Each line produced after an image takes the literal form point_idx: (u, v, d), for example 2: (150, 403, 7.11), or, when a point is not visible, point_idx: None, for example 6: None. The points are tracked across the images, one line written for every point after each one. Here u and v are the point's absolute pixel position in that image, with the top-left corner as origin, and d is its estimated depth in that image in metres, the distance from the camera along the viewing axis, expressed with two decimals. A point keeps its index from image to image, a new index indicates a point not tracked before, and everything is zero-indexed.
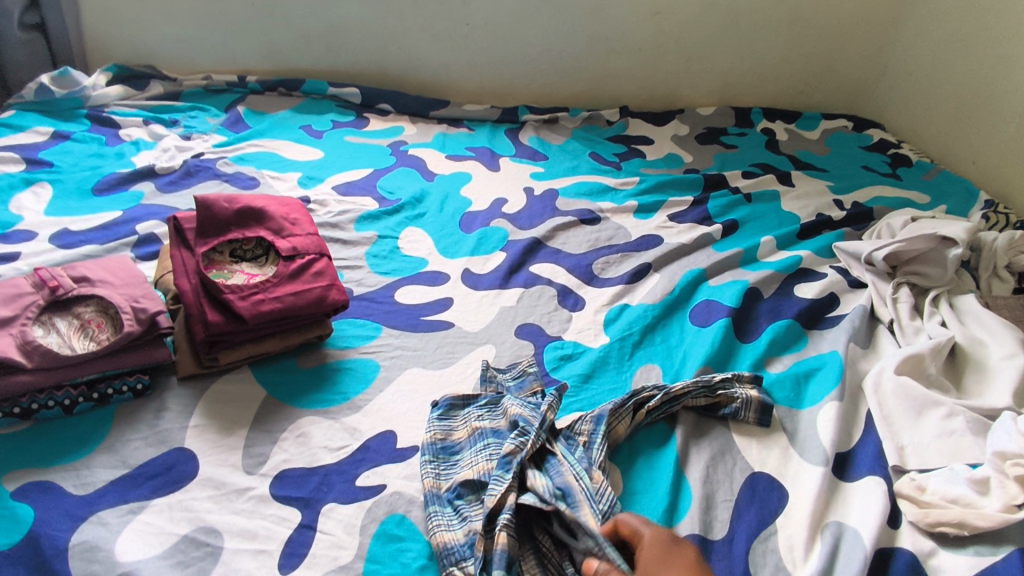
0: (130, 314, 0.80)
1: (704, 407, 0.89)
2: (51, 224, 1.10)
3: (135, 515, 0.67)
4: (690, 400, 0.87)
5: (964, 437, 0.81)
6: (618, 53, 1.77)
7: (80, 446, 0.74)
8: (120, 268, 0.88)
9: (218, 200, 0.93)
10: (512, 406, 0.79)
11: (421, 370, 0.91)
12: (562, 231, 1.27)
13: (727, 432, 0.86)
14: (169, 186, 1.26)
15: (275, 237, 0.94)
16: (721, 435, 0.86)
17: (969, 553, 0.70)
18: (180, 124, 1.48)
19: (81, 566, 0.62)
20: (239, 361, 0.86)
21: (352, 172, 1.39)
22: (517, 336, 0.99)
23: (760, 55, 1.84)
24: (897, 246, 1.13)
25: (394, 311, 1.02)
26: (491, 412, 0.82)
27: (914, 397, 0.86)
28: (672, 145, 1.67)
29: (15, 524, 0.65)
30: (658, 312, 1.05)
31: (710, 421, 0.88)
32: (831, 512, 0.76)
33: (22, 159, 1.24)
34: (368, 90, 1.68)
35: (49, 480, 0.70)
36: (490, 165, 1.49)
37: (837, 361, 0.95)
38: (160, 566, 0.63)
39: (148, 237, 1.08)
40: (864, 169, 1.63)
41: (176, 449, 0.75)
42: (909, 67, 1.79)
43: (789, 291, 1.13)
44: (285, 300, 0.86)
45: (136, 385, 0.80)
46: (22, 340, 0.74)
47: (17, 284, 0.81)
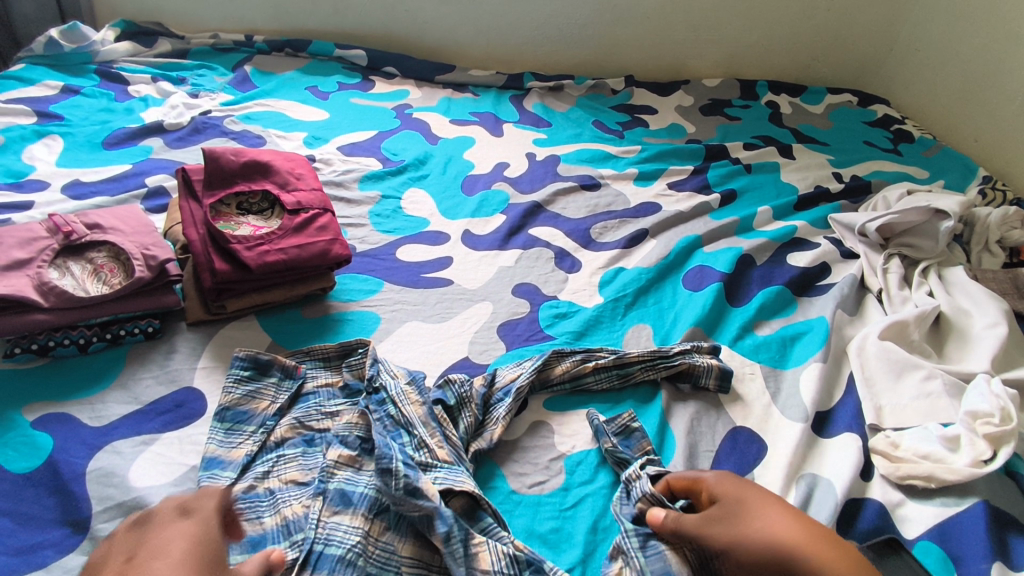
0: (141, 261, 0.83)
1: (670, 376, 0.89)
2: (63, 175, 1.13)
3: (147, 446, 0.71)
4: (665, 365, 0.88)
5: (939, 399, 0.84)
6: (626, 21, 1.76)
7: (95, 383, 0.78)
8: (130, 217, 0.91)
9: (225, 153, 0.96)
10: (505, 372, 0.84)
11: (420, 323, 0.94)
12: (562, 196, 1.29)
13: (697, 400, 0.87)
14: (177, 141, 1.28)
15: (281, 190, 0.97)
16: (692, 402, 0.87)
17: (936, 504, 0.75)
18: (188, 83, 1.49)
19: (98, 489, 0.66)
20: (246, 309, 0.90)
21: (357, 133, 1.41)
22: (514, 294, 1.02)
23: (769, 26, 1.83)
24: (890, 218, 1.15)
25: (395, 268, 1.05)
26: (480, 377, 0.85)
27: (895, 360, 0.89)
28: (676, 116, 1.68)
29: (35, 451, 0.69)
30: (652, 275, 1.07)
31: (680, 390, 0.88)
32: (808, 465, 0.80)
33: (33, 112, 1.26)
34: (374, 53, 1.69)
35: (66, 412, 0.74)
36: (494, 130, 1.51)
37: (824, 326, 0.98)
38: (171, 491, 0.67)
39: (157, 190, 1.11)
40: (865, 144, 1.64)
41: (185, 388, 0.79)
42: (918, 42, 1.78)
43: (782, 259, 1.16)
44: (289, 252, 0.89)
45: (147, 328, 0.84)
46: (38, 281, 0.78)
47: (32, 229, 0.84)
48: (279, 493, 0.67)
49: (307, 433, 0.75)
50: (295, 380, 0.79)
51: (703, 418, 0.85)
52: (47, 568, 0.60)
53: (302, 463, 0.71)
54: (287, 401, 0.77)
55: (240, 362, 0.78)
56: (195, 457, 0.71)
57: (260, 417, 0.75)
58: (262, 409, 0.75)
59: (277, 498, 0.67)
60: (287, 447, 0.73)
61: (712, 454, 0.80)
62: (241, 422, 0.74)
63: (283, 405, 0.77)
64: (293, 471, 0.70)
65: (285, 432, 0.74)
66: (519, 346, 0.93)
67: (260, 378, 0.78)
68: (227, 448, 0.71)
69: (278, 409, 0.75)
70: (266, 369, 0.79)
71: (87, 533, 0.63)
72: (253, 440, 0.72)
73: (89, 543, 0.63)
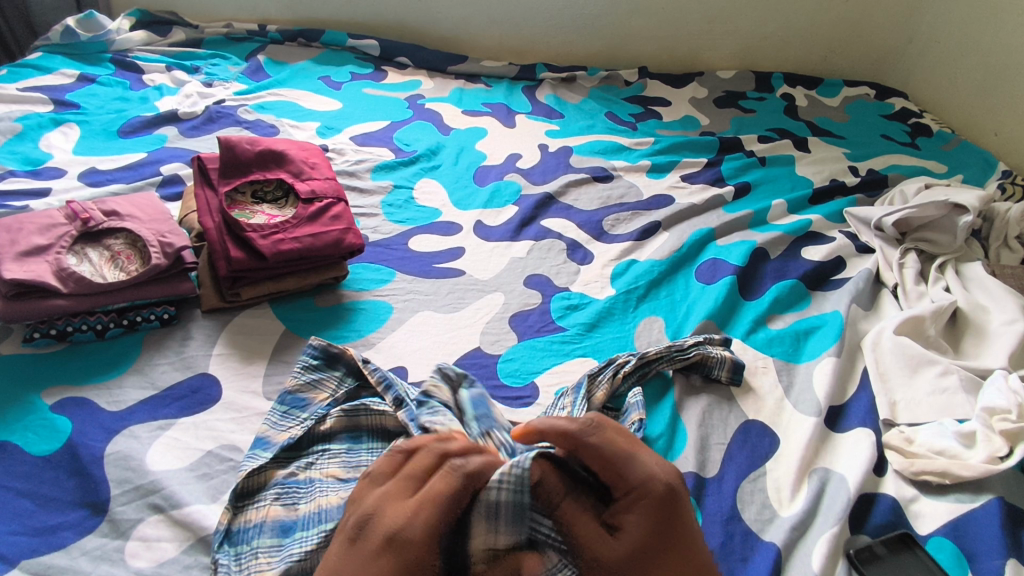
0: (157, 248, 0.84)
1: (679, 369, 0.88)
2: (79, 163, 1.13)
3: (163, 431, 0.72)
4: (664, 365, 0.86)
5: (956, 394, 0.83)
6: (640, 12, 1.75)
7: (111, 367, 0.79)
8: (147, 205, 0.91)
9: (240, 141, 0.97)
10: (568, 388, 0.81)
11: (432, 313, 0.95)
12: (574, 188, 1.28)
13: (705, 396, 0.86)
14: (192, 130, 1.29)
15: (295, 179, 0.97)
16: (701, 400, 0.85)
17: (949, 500, 0.74)
18: (202, 71, 1.50)
19: (116, 472, 0.67)
20: (260, 297, 0.90)
21: (369, 123, 1.41)
22: (526, 285, 1.02)
23: (785, 19, 1.80)
24: (907, 212, 1.14)
25: (407, 258, 1.05)
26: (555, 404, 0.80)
27: (910, 355, 0.88)
28: (691, 108, 1.66)
29: (54, 434, 0.70)
30: (665, 267, 1.07)
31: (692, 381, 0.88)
32: (820, 459, 0.80)
33: (50, 100, 1.27)
34: (386, 44, 1.69)
35: (85, 397, 0.74)
36: (506, 121, 1.50)
37: (838, 320, 0.98)
38: (187, 476, 0.68)
39: (172, 178, 1.11)
40: (883, 137, 1.62)
41: (200, 374, 0.79)
42: (937, 35, 1.75)
43: (797, 253, 1.15)
44: (304, 241, 0.90)
45: (163, 315, 0.85)
46: (57, 267, 0.79)
47: (51, 216, 0.85)
48: (317, 483, 0.66)
49: (357, 429, 0.72)
50: (356, 381, 0.77)
51: (715, 411, 0.84)
52: (66, 548, 0.61)
53: (345, 460, 0.69)
54: (345, 395, 0.75)
55: (312, 350, 0.78)
56: (249, 439, 0.72)
57: (315, 407, 0.74)
58: (319, 399, 0.74)
59: (314, 487, 0.66)
60: (334, 441, 0.71)
61: (722, 446, 0.80)
62: (298, 408, 0.74)
63: (341, 399, 0.75)
64: (336, 466, 0.68)
65: (336, 424, 0.72)
66: (530, 337, 0.93)
67: (328, 369, 0.78)
68: (277, 430, 0.71)
69: (334, 401, 0.74)
70: (335, 361, 0.78)
71: (106, 515, 0.64)
72: (303, 426, 0.71)
73: (108, 525, 0.63)
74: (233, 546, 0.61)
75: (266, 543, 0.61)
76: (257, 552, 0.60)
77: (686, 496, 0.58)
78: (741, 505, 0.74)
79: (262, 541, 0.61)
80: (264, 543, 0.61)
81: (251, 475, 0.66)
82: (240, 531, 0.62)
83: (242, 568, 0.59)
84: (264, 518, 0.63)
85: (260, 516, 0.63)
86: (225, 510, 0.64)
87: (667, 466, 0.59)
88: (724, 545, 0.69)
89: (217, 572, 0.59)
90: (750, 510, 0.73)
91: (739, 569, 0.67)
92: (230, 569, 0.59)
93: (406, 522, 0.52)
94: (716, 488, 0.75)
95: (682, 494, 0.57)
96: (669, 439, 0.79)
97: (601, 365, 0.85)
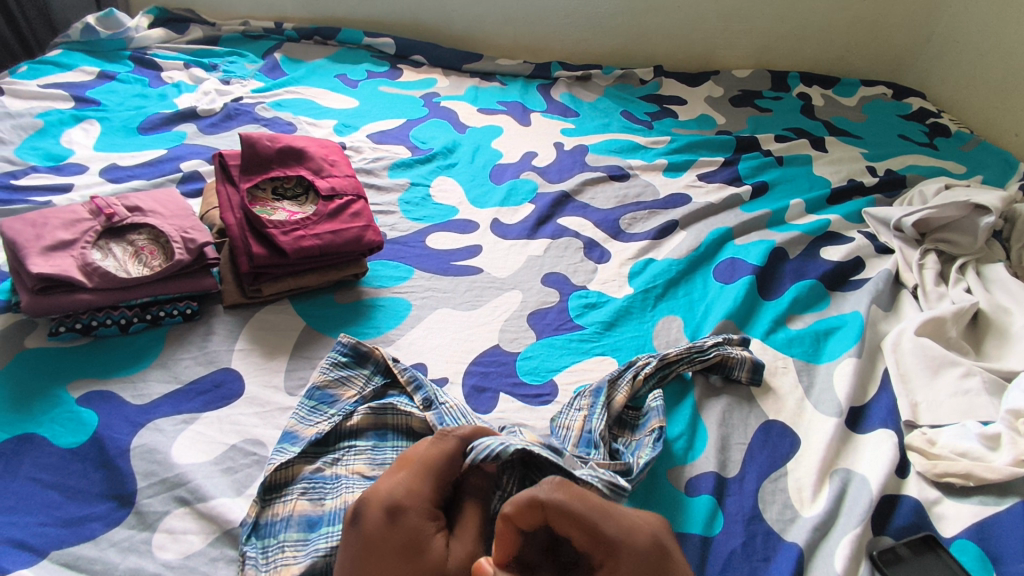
0: (180, 244, 0.85)
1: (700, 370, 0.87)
2: (100, 160, 1.14)
3: (188, 425, 0.73)
4: (684, 366, 0.86)
5: (979, 396, 0.82)
6: (656, 11, 1.74)
7: (135, 362, 0.79)
8: (170, 201, 0.92)
9: (260, 138, 0.97)
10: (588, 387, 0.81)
11: (451, 310, 0.95)
12: (591, 187, 1.28)
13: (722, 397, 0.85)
14: (210, 127, 1.29)
15: (315, 176, 0.98)
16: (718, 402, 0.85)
17: (973, 502, 0.73)
18: (219, 69, 1.51)
19: (143, 465, 0.68)
20: (281, 293, 0.91)
21: (386, 121, 1.41)
22: (543, 284, 1.02)
23: (802, 17, 1.79)
24: (926, 212, 1.13)
25: (425, 255, 1.05)
26: (573, 405, 0.79)
27: (932, 356, 0.88)
28: (706, 107, 1.66)
29: (81, 427, 0.71)
30: (682, 267, 1.07)
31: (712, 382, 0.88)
32: (841, 460, 0.79)
33: (71, 96, 1.29)
34: (401, 42, 1.69)
35: (110, 391, 0.75)
36: (522, 120, 1.50)
37: (858, 320, 0.97)
38: (211, 469, 0.69)
39: (192, 174, 1.12)
40: (900, 137, 1.60)
41: (223, 369, 0.80)
42: (956, 34, 1.74)
43: (816, 253, 1.14)
44: (324, 238, 0.90)
45: (185, 309, 0.85)
46: (83, 262, 0.79)
47: (75, 211, 0.86)
48: (344, 479, 0.66)
49: (384, 427, 0.72)
50: (384, 379, 0.78)
51: (735, 411, 0.84)
52: (94, 540, 0.62)
53: (371, 457, 0.69)
54: (373, 393, 0.76)
55: (342, 347, 0.79)
56: (273, 433, 0.73)
57: (343, 403, 0.74)
58: (347, 397, 0.75)
59: (341, 482, 0.66)
60: (361, 438, 0.71)
61: (743, 446, 0.80)
62: (326, 403, 0.75)
63: (368, 397, 0.75)
64: (362, 463, 0.68)
65: (363, 421, 0.72)
66: (548, 335, 0.93)
67: (357, 367, 0.79)
68: (305, 425, 0.72)
69: (362, 398, 0.75)
70: (364, 359, 0.80)
71: (132, 507, 0.65)
72: (330, 422, 0.72)
73: (135, 517, 0.64)
74: (260, 539, 0.62)
75: (293, 538, 0.61)
76: (284, 546, 0.61)
77: (675, 551, 0.56)
78: (763, 505, 0.73)
79: (289, 535, 0.62)
80: (290, 538, 0.61)
81: (279, 469, 0.66)
82: (267, 524, 0.63)
83: (269, 562, 0.59)
84: (291, 513, 0.63)
85: (287, 510, 0.64)
86: (254, 504, 0.64)
87: (654, 521, 0.57)
88: (746, 545, 0.69)
89: (245, 566, 0.59)
90: (772, 510, 0.73)
91: (761, 569, 0.67)
92: (257, 562, 0.60)
93: (404, 493, 0.55)
94: (737, 488, 0.75)
95: (670, 548, 0.55)
96: (689, 440, 0.79)
97: (621, 367, 0.85)
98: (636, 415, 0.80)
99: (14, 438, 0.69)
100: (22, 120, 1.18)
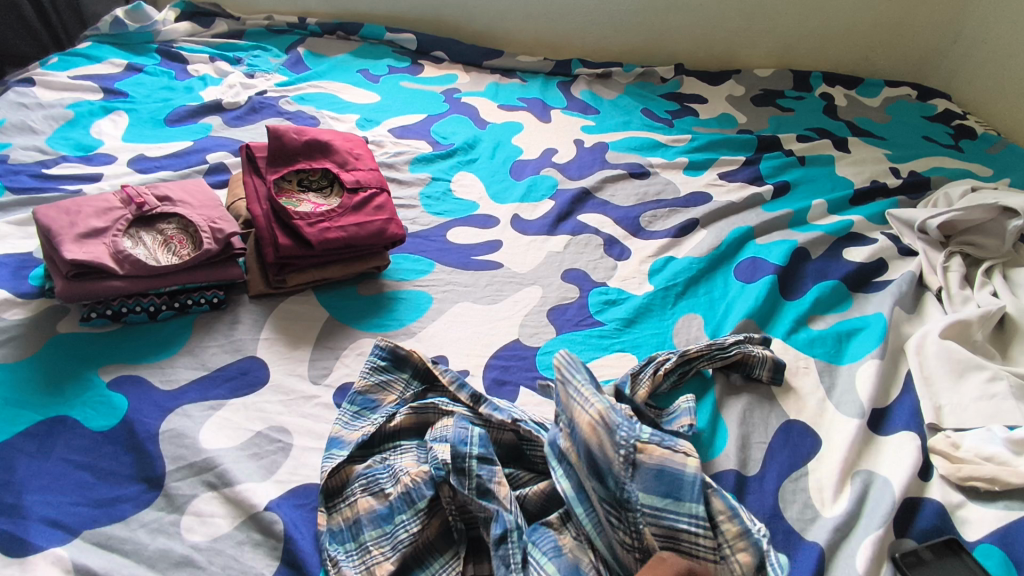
0: (209, 234, 0.86)
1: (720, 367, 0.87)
2: (129, 150, 1.16)
3: (214, 411, 0.74)
4: (704, 363, 0.86)
5: (1004, 401, 0.81)
6: (677, 8, 1.73)
7: (164, 348, 0.81)
8: (197, 191, 0.93)
9: (288, 131, 0.99)
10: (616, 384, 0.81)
11: (471, 304, 0.95)
12: (611, 184, 1.28)
13: (739, 399, 0.85)
14: (236, 120, 1.31)
15: (340, 169, 0.99)
16: (737, 403, 0.84)
17: (998, 507, 0.73)
18: (244, 62, 1.53)
19: (171, 449, 0.69)
20: (305, 284, 0.92)
21: (407, 116, 1.42)
22: (563, 280, 1.03)
23: (826, 16, 1.77)
24: (952, 215, 1.11)
25: (446, 249, 1.06)
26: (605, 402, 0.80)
27: (957, 359, 0.87)
28: (727, 106, 1.65)
29: (111, 410, 0.72)
30: (703, 265, 1.07)
31: (733, 380, 0.88)
32: (863, 461, 0.79)
33: (100, 88, 1.31)
34: (423, 38, 1.70)
35: (139, 375, 0.77)
36: (542, 116, 1.50)
37: (882, 322, 0.96)
38: (238, 455, 0.70)
39: (217, 166, 1.13)
40: (925, 139, 1.58)
41: (249, 357, 0.81)
42: (984, 35, 1.71)
43: (838, 254, 1.13)
44: (348, 230, 0.91)
45: (213, 298, 0.87)
46: (114, 250, 0.81)
47: (107, 200, 0.87)
48: (395, 467, 0.68)
49: (425, 427, 0.73)
50: (424, 385, 0.78)
51: (755, 410, 0.84)
52: (125, 520, 0.63)
53: (417, 454, 0.70)
54: (414, 396, 0.77)
55: (379, 351, 0.79)
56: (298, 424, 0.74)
57: (386, 408, 0.75)
58: (389, 401, 0.76)
59: (393, 468, 0.67)
60: (404, 438, 0.72)
61: (764, 445, 0.80)
62: (368, 409, 0.75)
63: (409, 400, 0.76)
64: (409, 459, 0.69)
65: (406, 421, 0.72)
66: (569, 331, 0.93)
67: (395, 370, 0.79)
68: (349, 430, 0.73)
69: (402, 402, 0.75)
70: (402, 363, 0.79)
71: (162, 490, 0.66)
72: (374, 424, 0.72)
73: (163, 499, 0.65)
74: (341, 543, 0.63)
75: (373, 535, 0.63)
76: (368, 546, 0.62)
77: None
78: (783, 504, 0.73)
79: (369, 534, 0.63)
80: (371, 536, 0.63)
81: (332, 474, 0.67)
82: (344, 529, 0.64)
83: (357, 561, 0.61)
84: (359, 512, 0.64)
85: (354, 510, 0.65)
86: (322, 510, 0.65)
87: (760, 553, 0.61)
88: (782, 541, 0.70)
89: (334, 569, 0.60)
90: (792, 509, 0.73)
91: None
92: (348, 564, 0.61)
93: None
94: (757, 487, 0.75)
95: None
96: (710, 436, 0.80)
97: (641, 362, 0.85)
98: (660, 412, 0.80)
99: (47, 420, 0.70)
100: (53, 111, 1.21)
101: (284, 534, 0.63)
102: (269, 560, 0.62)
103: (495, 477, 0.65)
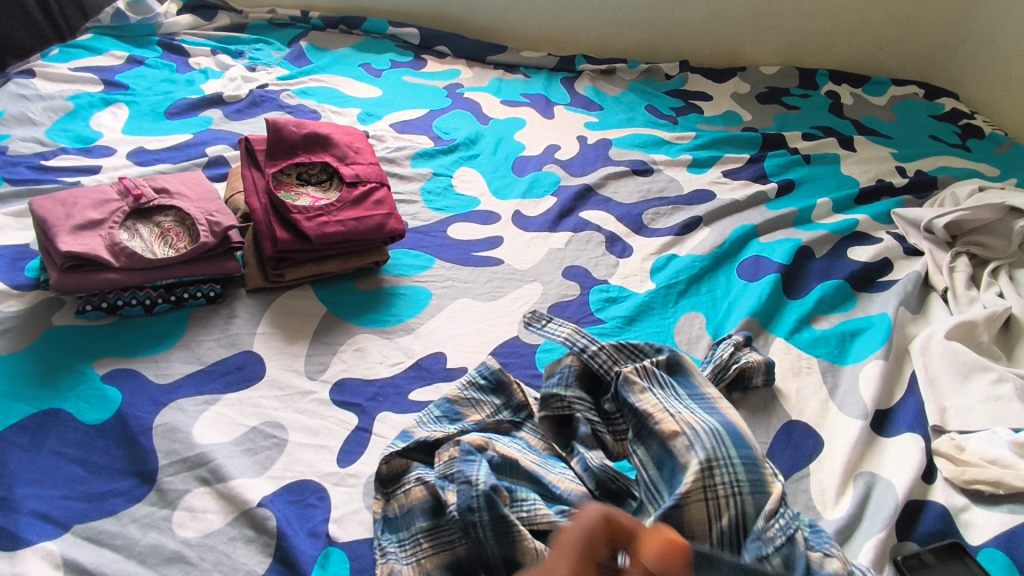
0: (205, 227, 0.85)
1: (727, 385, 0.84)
2: (129, 143, 1.16)
3: (209, 406, 0.73)
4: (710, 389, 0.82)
5: (1011, 403, 0.80)
6: (683, 4, 1.72)
7: (160, 342, 0.80)
8: (196, 184, 0.93)
9: (287, 124, 0.98)
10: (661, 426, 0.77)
11: (471, 300, 0.95)
12: (614, 180, 1.27)
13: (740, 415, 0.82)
14: (236, 114, 1.30)
15: (340, 163, 0.98)
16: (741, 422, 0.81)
17: (1002, 511, 0.71)
18: (246, 56, 1.52)
19: (164, 443, 0.68)
20: (304, 278, 0.91)
21: (409, 111, 1.41)
22: (564, 277, 1.02)
23: (833, 13, 1.76)
24: (959, 215, 1.10)
25: (446, 245, 1.05)
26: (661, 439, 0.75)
27: (963, 361, 0.85)
28: (732, 103, 1.63)
29: (105, 404, 0.71)
30: (706, 263, 1.05)
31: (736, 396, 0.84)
32: (865, 463, 0.78)
33: (100, 80, 1.30)
34: (426, 32, 1.69)
35: (133, 368, 0.76)
36: (545, 112, 1.49)
37: (886, 322, 0.95)
38: (232, 450, 0.69)
39: (217, 159, 1.13)
40: (932, 138, 1.57)
41: (245, 352, 0.81)
42: (992, 35, 1.69)
43: (842, 253, 1.12)
44: (347, 224, 0.90)
45: (209, 292, 0.86)
46: (110, 242, 0.80)
47: (105, 192, 0.87)
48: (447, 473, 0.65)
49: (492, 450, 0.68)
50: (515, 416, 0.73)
51: (756, 420, 0.82)
52: (116, 515, 0.63)
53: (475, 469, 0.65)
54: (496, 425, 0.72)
55: (485, 370, 0.76)
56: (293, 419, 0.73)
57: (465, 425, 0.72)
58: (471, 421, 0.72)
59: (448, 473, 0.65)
60: None
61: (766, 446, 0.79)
62: (449, 417, 0.73)
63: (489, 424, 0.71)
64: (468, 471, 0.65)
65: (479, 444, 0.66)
66: None
67: (491, 394, 0.75)
68: (423, 428, 0.71)
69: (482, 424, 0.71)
70: (503, 390, 0.75)
71: (153, 485, 0.65)
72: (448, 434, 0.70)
73: (155, 494, 0.65)
74: (394, 533, 0.62)
75: (424, 528, 0.61)
76: (418, 539, 0.61)
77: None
78: None
79: (419, 526, 0.62)
80: (422, 528, 0.62)
81: (390, 462, 0.66)
82: (399, 518, 0.64)
83: (408, 553, 0.60)
84: (413, 502, 0.64)
85: (410, 498, 0.64)
86: (378, 498, 0.65)
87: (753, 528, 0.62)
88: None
89: (385, 558, 0.60)
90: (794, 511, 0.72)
91: None
92: (398, 555, 0.60)
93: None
94: None
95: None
96: None
97: None
98: None
99: (39, 413, 0.70)
100: (53, 103, 1.21)
101: (277, 531, 0.62)
102: (262, 556, 0.61)
103: (516, 542, 0.56)
